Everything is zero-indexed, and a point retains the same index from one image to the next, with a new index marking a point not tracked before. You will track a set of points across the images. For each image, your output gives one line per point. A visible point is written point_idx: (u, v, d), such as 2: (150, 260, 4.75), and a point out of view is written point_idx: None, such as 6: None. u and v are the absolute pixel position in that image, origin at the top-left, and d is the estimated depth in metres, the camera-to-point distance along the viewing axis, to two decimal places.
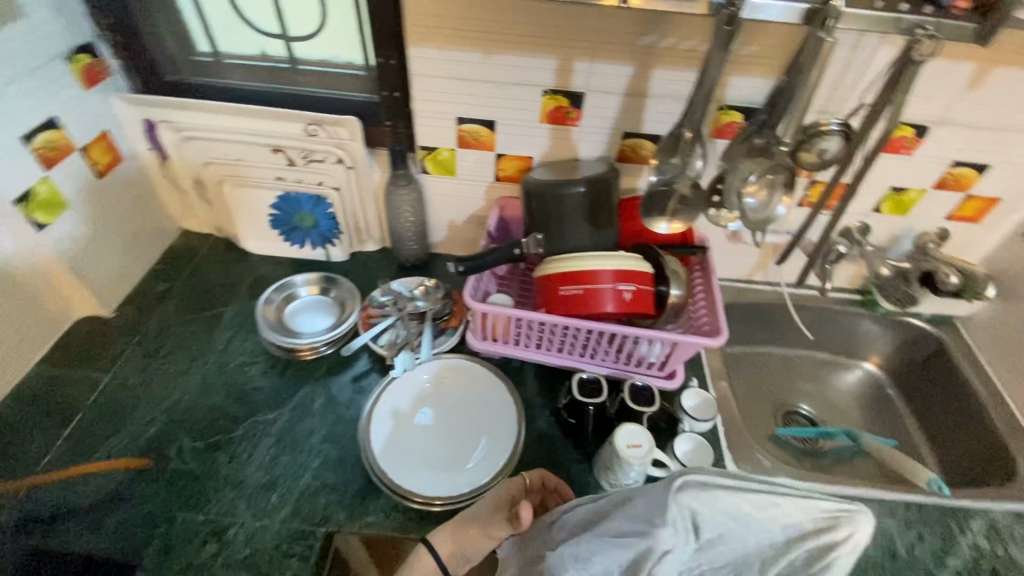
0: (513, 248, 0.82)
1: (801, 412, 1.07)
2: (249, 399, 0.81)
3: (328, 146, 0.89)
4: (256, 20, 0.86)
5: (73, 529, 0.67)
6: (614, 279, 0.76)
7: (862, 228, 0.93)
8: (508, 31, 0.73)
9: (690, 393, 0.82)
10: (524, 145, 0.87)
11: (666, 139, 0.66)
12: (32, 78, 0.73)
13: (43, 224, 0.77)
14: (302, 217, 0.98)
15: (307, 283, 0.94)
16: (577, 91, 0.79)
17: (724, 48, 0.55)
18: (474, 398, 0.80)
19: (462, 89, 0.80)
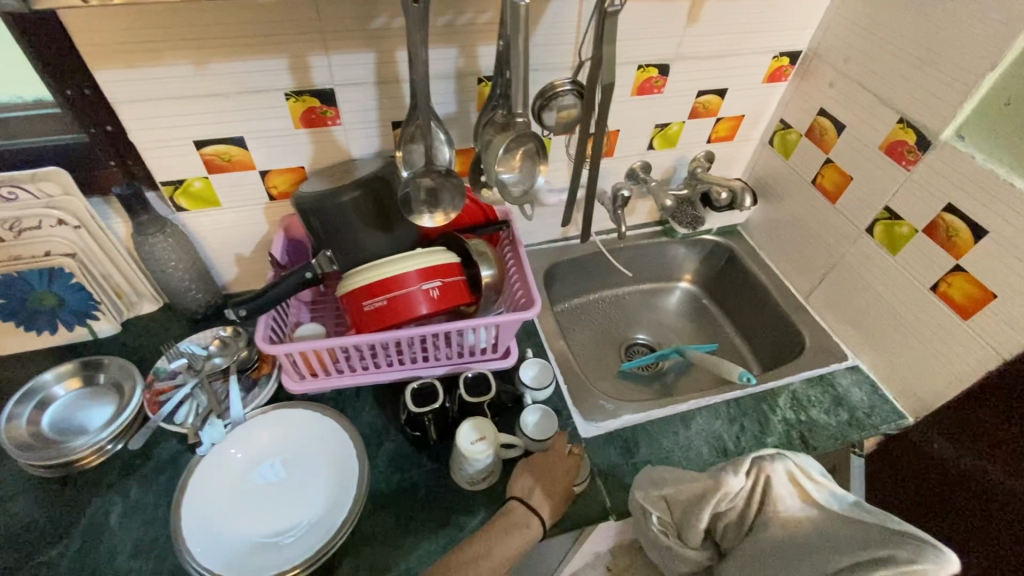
0: (304, 271, 0.73)
1: (640, 342, 1.15)
2: (17, 541, 0.65)
3: (39, 207, 0.72)
4: None
5: None
6: (417, 279, 0.72)
7: (644, 166, 1.00)
8: (216, 35, 0.63)
9: (528, 363, 0.83)
10: (287, 156, 0.78)
11: (404, 129, 0.68)
12: None
13: None
14: (39, 297, 0.78)
15: (61, 378, 0.77)
16: (324, 88, 0.72)
17: (423, 28, 0.54)
18: (319, 447, 0.72)
19: (187, 109, 0.69)
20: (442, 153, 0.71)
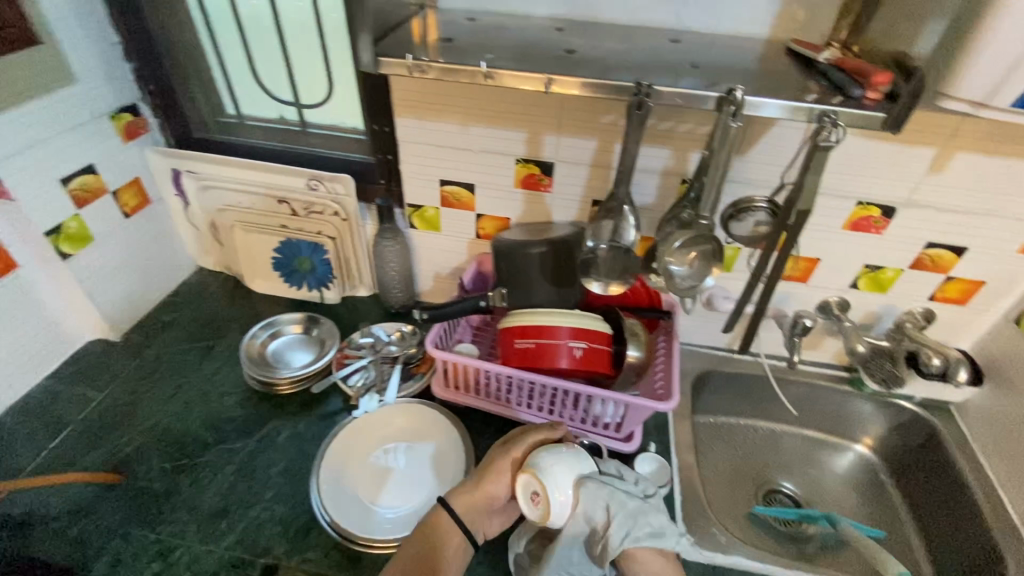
0: (479, 300, 0.86)
1: (784, 491, 1.02)
2: (221, 428, 0.86)
3: (326, 199, 0.98)
4: (272, 89, 0.96)
5: (36, 535, 0.71)
6: (568, 336, 0.77)
7: (842, 303, 0.92)
8: (483, 107, 0.81)
9: (646, 457, 0.82)
10: (501, 207, 0.93)
11: (604, 203, 0.70)
12: (76, 132, 0.85)
13: (68, 254, 0.87)
14: (300, 261, 1.06)
15: (293, 322, 1.00)
16: (547, 161, 0.85)
17: (639, 134, 0.57)
18: (440, 454, 0.81)
19: (444, 155, 0.88)
20: (629, 235, 0.71)
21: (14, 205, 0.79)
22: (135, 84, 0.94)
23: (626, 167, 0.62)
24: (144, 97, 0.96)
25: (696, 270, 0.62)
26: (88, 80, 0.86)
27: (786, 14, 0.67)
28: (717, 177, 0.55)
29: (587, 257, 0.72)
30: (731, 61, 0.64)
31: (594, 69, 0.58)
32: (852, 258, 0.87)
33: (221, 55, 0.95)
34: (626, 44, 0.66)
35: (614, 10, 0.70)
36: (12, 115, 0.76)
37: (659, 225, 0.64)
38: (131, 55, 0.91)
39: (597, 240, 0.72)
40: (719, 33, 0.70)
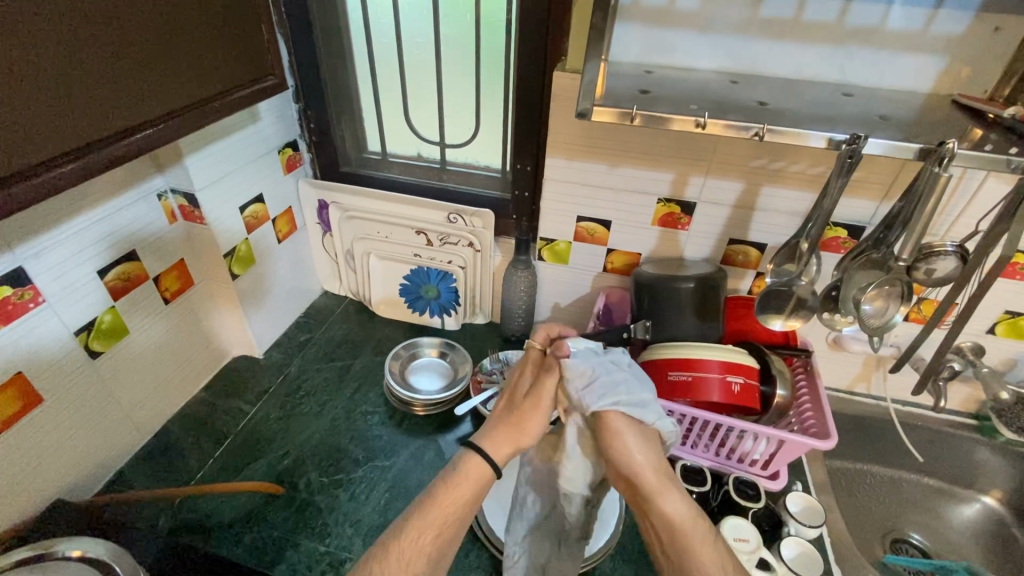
0: (622, 330, 0.88)
1: (912, 541, 0.99)
2: (369, 445, 0.90)
3: (463, 232, 1.04)
4: (419, 128, 1.04)
5: (215, 538, 0.75)
6: (722, 369, 0.79)
7: (975, 348, 0.92)
8: (634, 150, 0.85)
9: (793, 496, 0.81)
10: (634, 243, 0.97)
11: (786, 246, 0.76)
12: (254, 164, 0.94)
13: (237, 275, 0.94)
14: (427, 288, 1.12)
15: (430, 345, 1.05)
16: (689, 201, 0.89)
17: (847, 178, 0.62)
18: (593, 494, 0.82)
19: (587, 193, 0.92)
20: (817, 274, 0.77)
21: (205, 228, 0.87)
22: (297, 122, 1.03)
23: (823, 205, 0.68)
24: (302, 133, 1.04)
25: (880, 308, 0.70)
26: (266, 119, 0.94)
27: (950, 70, 0.71)
28: (919, 225, 0.61)
29: (784, 288, 0.76)
30: (905, 113, 0.67)
31: (787, 121, 0.62)
32: (994, 304, 0.87)
33: (375, 95, 1.02)
34: (799, 97, 0.70)
35: (779, 64, 0.75)
36: (215, 149, 0.84)
37: (838, 264, 0.72)
38: (299, 97, 1.00)
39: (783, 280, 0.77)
40: (879, 87, 0.74)
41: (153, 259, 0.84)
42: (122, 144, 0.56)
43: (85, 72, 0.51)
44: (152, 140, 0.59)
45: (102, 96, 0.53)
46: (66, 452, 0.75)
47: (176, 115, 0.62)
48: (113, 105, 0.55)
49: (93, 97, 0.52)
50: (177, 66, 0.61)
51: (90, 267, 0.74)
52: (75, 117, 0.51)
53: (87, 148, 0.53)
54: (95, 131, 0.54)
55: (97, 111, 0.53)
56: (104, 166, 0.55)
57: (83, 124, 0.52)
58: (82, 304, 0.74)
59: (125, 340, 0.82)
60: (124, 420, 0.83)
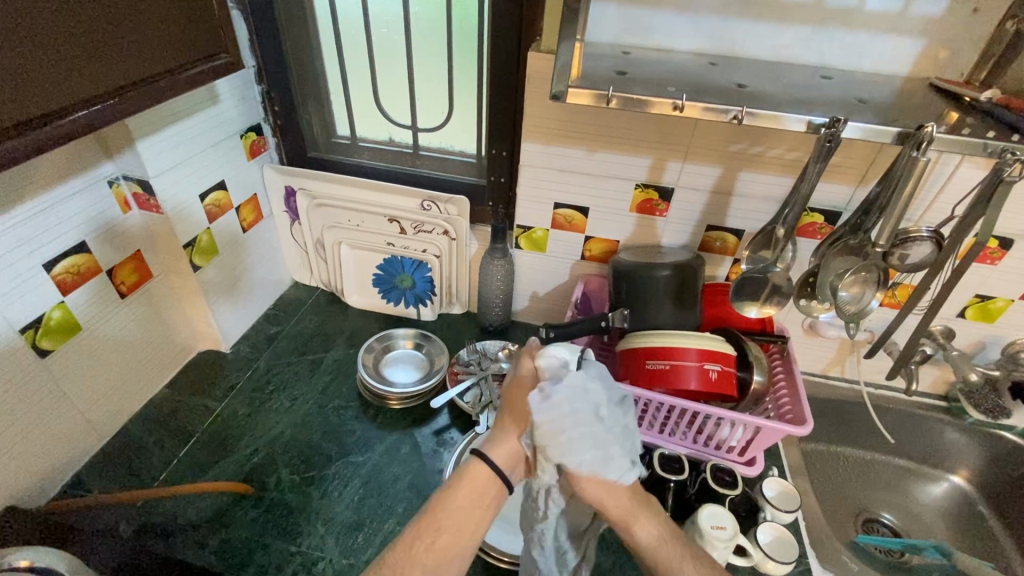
0: (599, 320, 0.84)
1: (884, 521, 1.01)
2: (342, 440, 0.87)
3: (438, 220, 1.01)
4: (390, 111, 1.00)
5: (181, 542, 0.72)
6: (700, 357, 0.78)
7: (946, 331, 0.93)
8: (611, 134, 0.83)
9: (769, 481, 0.81)
10: (612, 230, 0.95)
11: (761, 234, 0.77)
12: (214, 150, 0.89)
13: (199, 266, 0.90)
14: (402, 278, 1.09)
15: (405, 337, 1.02)
16: (667, 186, 0.87)
17: (825, 162, 0.61)
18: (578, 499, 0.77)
19: (563, 179, 0.90)
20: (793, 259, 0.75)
21: (162, 217, 0.82)
22: (260, 104, 0.98)
23: (801, 191, 0.67)
24: (266, 117, 0.99)
25: (857, 295, 0.70)
26: (226, 101, 0.89)
27: (927, 53, 0.70)
28: (897, 210, 0.60)
29: (760, 274, 0.75)
30: (882, 96, 0.66)
31: (765, 104, 0.61)
32: (965, 288, 0.87)
33: (342, 76, 0.97)
34: (777, 79, 0.68)
35: (758, 46, 0.73)
36: (170, 133, 0.79)
37: (816, 251, 0.72)
38: (262, 78, 0.95)
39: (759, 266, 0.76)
40: (857, 70, 0.73)
41: (105, 251, 0.79)
42: (53, 128, 0.51)
43: (7, 45, 0.46)
44: (88, 122, 0.55)
45: (29, 73, 0.49)
46: (17, 457, 0.71)
47: (115, 96, 0.57)
48: (41, 83, 0.50)
49: (19, 74, 0.48)
50: (115, 42, 0.56)
51: (35, 259, 0.70)
52: (0, 95, 0.47)
53: (12, 131, 0.48)
54: (22, 112, 0.49)
55: (24, 90, 0.49)
56: (33, 152, 0.50)
57: (10, 104, 0.48)
58: (28, 301, 0.70)
59: (78, 337, 0.77)
60: (80, 420, 0.79)
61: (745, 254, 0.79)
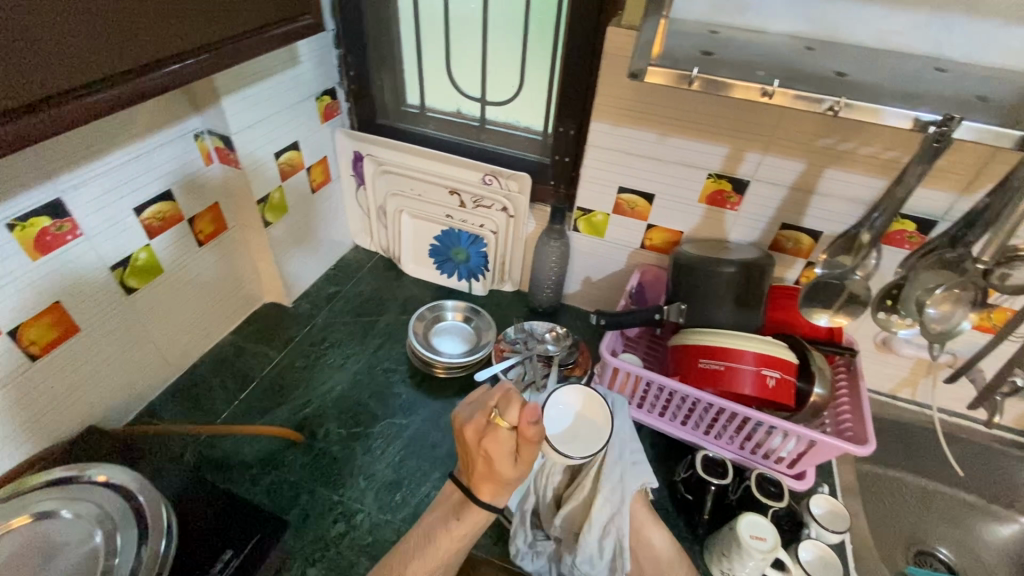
0: (654, 312, 0.83)
1: (938, 556, 0.93)
2: (388, 402, 0.90)
3: (498, 195, 1.00)
4: (462, 83, 0.99)
5: (236, 477, 0.78)
6: (758, 362, 0.75)
7: None
8: (685, 118, 0.79)
9: (817, 498, 0.77)
10: (676, 219, 0.91)
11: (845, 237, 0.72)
12: (291, 111, 0.92)
13: (269, 222, 0.94)
14: (457, 251, 1.10)
15: (455, 309, 1.03)
16: (742, 178, 0.82)
17: (929, 164, 0.55)
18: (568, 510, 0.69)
19: (630, 162, 0.87)
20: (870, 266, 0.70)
21: (240, 172, 0.86)
22: (337, 69, 1.00)
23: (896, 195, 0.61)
24: (341, 81, 1.01)
25: (946, 313, 0.61)
26: (305, 64, 0.91)
27: None
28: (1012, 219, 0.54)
29: (835, 280, 0.70)
30: (1004, 95, 0.59)
31: (867, 95, 0.55)
32: None
33: (417, 44, 0.97)
34: (883, 69, 0.62)
35: (863, 31, 0.67)
36: (251, 92, 0.82)
37: (905, 263, 0.67)
38: (340, 42, 0.97)
39: (834, 273, 0.71)
40: (978, 63, 0.65)
41: (188, 201, 0.84)
42: (137, 83, 0.54)
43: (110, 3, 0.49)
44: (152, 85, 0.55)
45: (122, 27, 0.51)
46: (100, 382, 0.78)
47: (177, 61, 0.57)
48: (126, 42, 0.52)
49: (108, 26, 0.50)
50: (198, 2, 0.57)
51: (128, 203, 0.75)
52: (90, 48, 0.49)
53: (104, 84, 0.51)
54: (111, 65, 0.51)
55: (114, 46, 0.51)
56: (116, 108, 0.53)
57: (101, 58, 0.50)
58: (120, 241, 0.75)
59: (161, 278, 0.83)
60: (157, 355, 0.86)
61: (822, 258, 0.74)
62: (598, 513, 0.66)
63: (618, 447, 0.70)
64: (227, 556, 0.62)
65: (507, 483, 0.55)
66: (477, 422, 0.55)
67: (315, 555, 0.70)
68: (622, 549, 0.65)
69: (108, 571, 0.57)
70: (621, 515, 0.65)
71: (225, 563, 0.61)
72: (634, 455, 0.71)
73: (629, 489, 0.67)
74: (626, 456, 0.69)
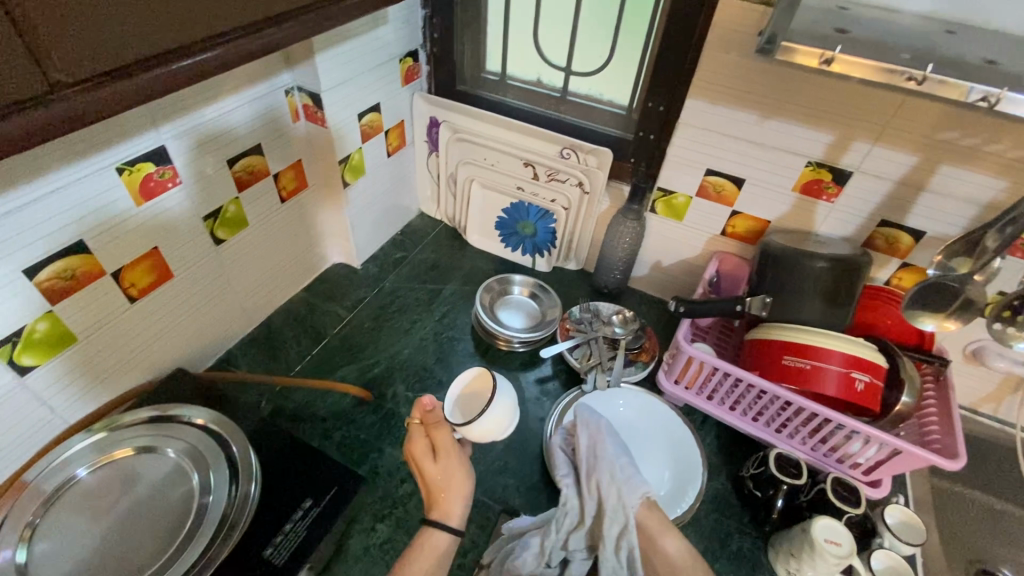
0: (735, 303, 0.80)
1: None
2: (453, 370, 0.91)
3: (575, 169, 0.98)
4: (547, 52, 0.96)
5: (309, 429, 0.80)
6: (846, 364, 0.72)
7: None
8: (793, 101, 0.74)
9: (890, 508, 0.74)
10: (764, 208, 0.87)
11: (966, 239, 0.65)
12: (376, 71, 0.91)
13: (347, 183, 0.95)
14: (524, 225, 1.09)
15: (521, 285, 1.02)
16: (844, 169, 0.77)
17: None
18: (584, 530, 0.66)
19: (723, 144, 0.83)
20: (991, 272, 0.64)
21: (325, 131, 0.86)
22: (421, 30, 0.98)
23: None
24: (424, 43, 1.00)
25: None
26: (392, 23, 0.90)
27: None
28: None
29: (954, 284, 0.63)
30: None
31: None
32: None
33: (506, 8, 0.94)
34: None
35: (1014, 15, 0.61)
36: (342, 50, 0.82)
37: None
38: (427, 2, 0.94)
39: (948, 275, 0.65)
40: None
41: (275, 156, 0.85)
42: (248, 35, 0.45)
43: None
44: (261, 43, 0.47)
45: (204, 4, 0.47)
46: (188, 327, 0.81)
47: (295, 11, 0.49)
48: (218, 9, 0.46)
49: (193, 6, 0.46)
50: None
51: (222, 156, 0.76)
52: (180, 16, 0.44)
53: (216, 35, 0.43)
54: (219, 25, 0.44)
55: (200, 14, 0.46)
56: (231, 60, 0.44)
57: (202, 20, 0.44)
58: (213, 192, 0.77)
59: (246, 231, 0.85)
60: (237, 305, 0.89)
61: (935, 260, 0.68)
62: (607, 531, 0.63)
63: (609, 464, 0.66)
64: (307, 505, 0.63)
65: (447, 487, 0.63)
66: (420, 448, 0.66)
67: (383, 512, 0.72)
68: (636, 559, 0.62)
69: (200, 510, 0.60)
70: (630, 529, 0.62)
71: (305, 511, 0.63)
72: (625, 467, 0.67)
73: (631, 503, 0.63)
74: (617, 472, 0.66)
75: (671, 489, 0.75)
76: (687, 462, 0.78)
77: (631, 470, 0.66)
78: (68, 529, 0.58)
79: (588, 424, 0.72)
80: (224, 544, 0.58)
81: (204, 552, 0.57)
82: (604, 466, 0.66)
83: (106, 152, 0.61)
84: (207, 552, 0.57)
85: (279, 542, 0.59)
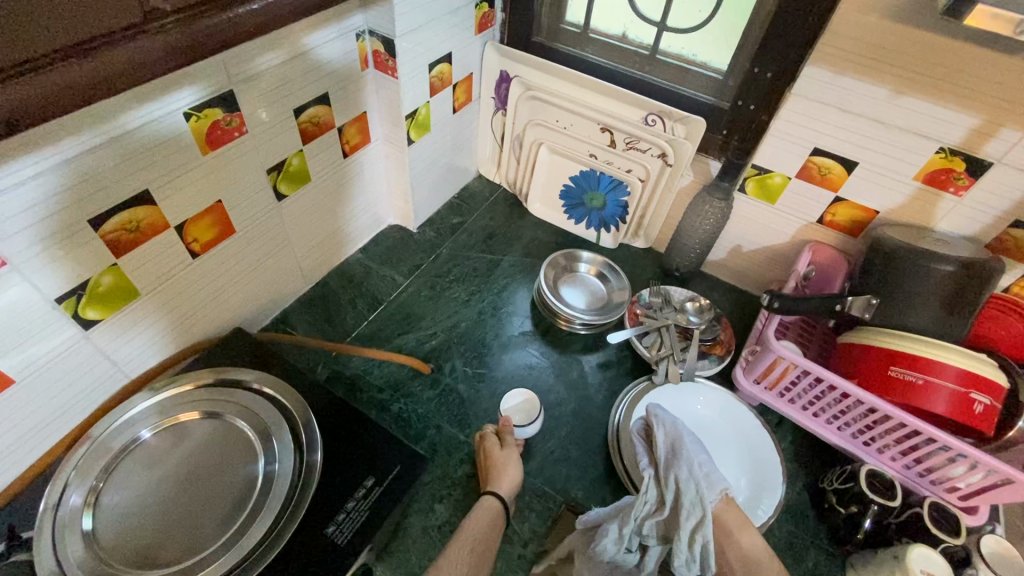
0: (835, 301, 0.72)
1: None
2: (513, 348, 0.87)
3: (658, 139, 0.88)
4: (640, 3, 0.86)
5: (365, 399, 0.78)
6: (964, 382, 0.64)
7: None
8: (937, 75, 0.64)
9: (986, 538, 0.68)
10: (875, 196, 0.77)
11: None
12: (451, 17, 0.82)
13: (412, 140, 0.89)
14: (592, 196, 1.02)
15: (589, 262, 0.96)
16: (984, 159, 0.67)
17: None
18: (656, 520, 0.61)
19: (840, 121, 0.73)
20: None
21: (395, 82, 0.79)
22: None
23: None
24: None
25: None
26: None
27: None
28: None
29: None
30: None
31: None
32: None
33: None
34: None
35: None
36: None
37: None
38: None
39: None
40: None
41: (341, 108, 0.78)
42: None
43: None
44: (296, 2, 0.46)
45: None
46: (246, 284, 0.78)
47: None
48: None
49: None
50: None
51: (288, 105, 0.70)
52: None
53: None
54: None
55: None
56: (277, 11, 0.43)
57: None
58: (278, 143, 0.71)
59: (308, 186, 0.80)
60: (295, 264, 0.85)
61: None
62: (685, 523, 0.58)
63: (687, 462, 0.62)
64: (370, 483, 0.60)
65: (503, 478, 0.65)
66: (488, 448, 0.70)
67: (442, 492, 0.70)
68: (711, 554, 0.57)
69: (269, 478, 0.58)
70: (707, 524, 0.58)
71: (368, 490, 0.60)
72: (702, 463, 0.63)
73: (708, 499, 0.59)
74: (697, 468, 0.61)
75: (750, 494, 0.71)
76: (765, 467, 0.72)
77: (711, 468, 0.62)
78: (136, 483, 0.57)
79: (664, 423, 0.67)
80: (287, 519, 0.56)
81: (268, 526, 0.55)
82: (682, 462, 0.62)
83: (175, 95, 0.55)
84: (272, 529, 0.55)
85: (341, 521, 0.57)
